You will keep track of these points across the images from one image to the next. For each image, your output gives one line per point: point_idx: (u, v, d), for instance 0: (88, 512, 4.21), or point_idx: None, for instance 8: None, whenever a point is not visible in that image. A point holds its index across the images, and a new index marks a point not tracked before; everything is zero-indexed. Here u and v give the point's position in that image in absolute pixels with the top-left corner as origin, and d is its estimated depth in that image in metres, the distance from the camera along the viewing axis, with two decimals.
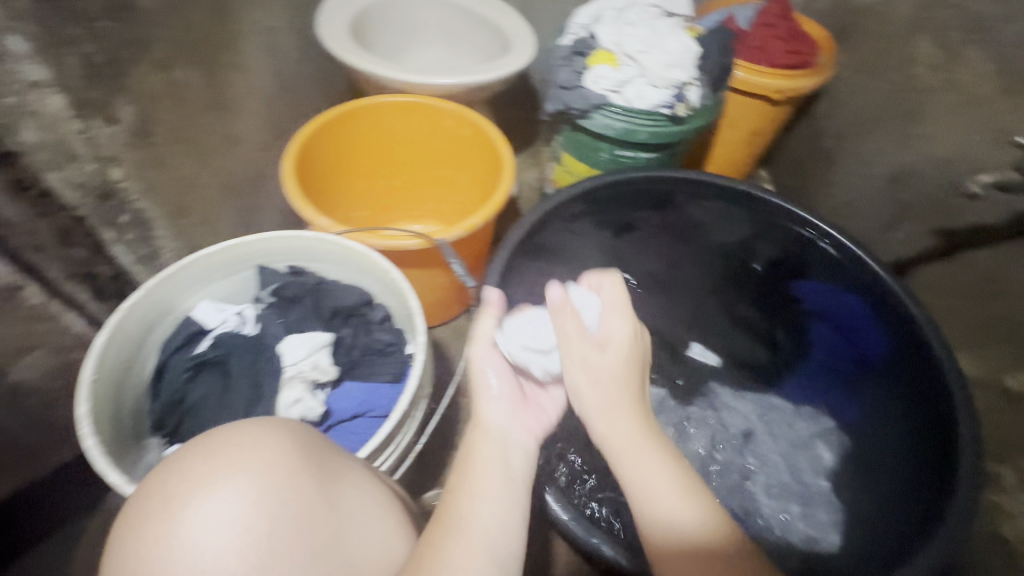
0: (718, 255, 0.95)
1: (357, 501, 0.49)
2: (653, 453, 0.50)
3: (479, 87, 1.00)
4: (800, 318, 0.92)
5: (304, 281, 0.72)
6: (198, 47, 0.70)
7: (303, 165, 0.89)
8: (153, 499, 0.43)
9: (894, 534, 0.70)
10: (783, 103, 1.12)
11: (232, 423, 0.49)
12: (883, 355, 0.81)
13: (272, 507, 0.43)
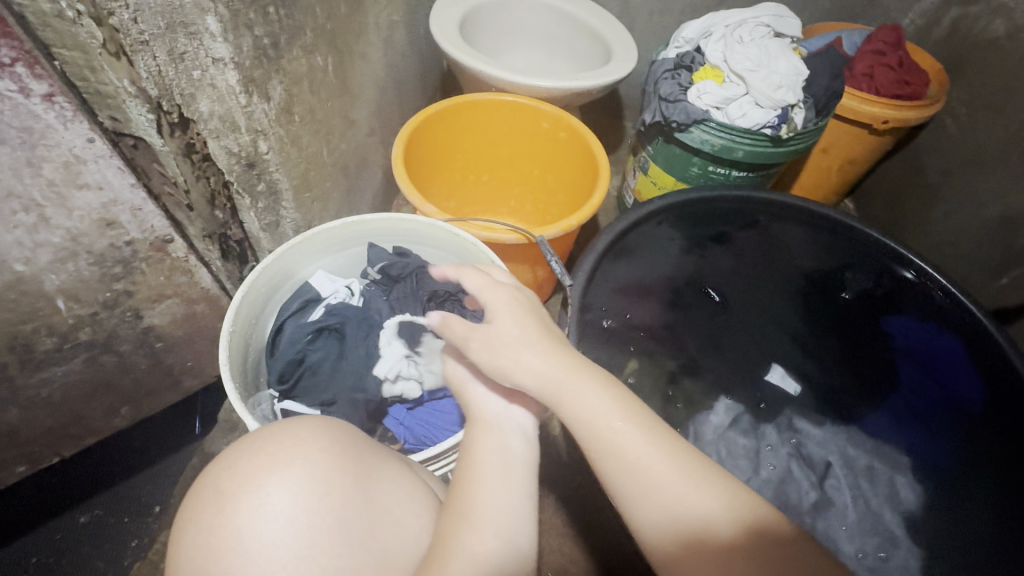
0: (802, 280, 0.94)
1: (393, 496, 0.51)
2: (607, 406, 0.51)
3: (579, 92, 1.02)
4: (890, 355, 0.89)
5: (410, 262, 0.76)
6: (334, 36, 0.79)
7: (410, 152, 0.94)
8: (207, 492, 0.46)
9: None
10: (887, 133, 1.09)
11: (280, 420, 0.51)
12: (974, 400, 0.79)
13: (317, 504, 0.45)
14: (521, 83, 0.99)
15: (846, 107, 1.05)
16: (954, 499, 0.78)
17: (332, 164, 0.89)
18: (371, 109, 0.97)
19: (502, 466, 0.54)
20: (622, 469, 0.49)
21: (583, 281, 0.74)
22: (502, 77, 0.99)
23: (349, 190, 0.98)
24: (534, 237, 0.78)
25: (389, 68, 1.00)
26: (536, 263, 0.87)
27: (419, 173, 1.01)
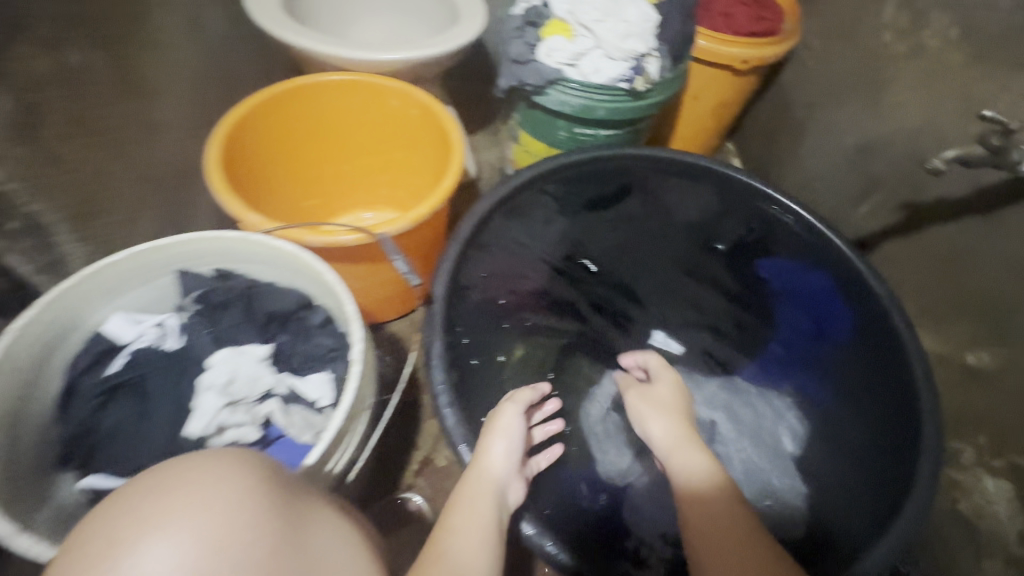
0: (681, 234, 0.94)
1: (329, 546, 0.42)
2: (696, 447, 0.66)
3: (422, 62, 0.92)
4: (766, 299, 0.90)
5: (233, 286, 0.67)
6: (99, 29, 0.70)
7: (233, 152, 0.82)
8: (95, 541, 0.37)
9: (863, 512, 0.70)
10: (749, 73, 1.07)
11: (195, 453, 0.42)
12: (847, 333, 0.80)
13: (229, 552, 0.36)
14: (354, 58, 0.89)
15: (705, 50, 1.02)
16: (833, 432, 0.81)
17: None
18: (180, 110, 0.84)
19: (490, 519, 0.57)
20: (690, 493, 0.61)
21: (443, 287, 0.75)
22: (333, 54, 0.88)
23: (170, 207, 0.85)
24: (380, 235, 0.70)
25: (198, 58, 0.86)
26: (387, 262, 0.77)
27: (251, 174, 0.88)
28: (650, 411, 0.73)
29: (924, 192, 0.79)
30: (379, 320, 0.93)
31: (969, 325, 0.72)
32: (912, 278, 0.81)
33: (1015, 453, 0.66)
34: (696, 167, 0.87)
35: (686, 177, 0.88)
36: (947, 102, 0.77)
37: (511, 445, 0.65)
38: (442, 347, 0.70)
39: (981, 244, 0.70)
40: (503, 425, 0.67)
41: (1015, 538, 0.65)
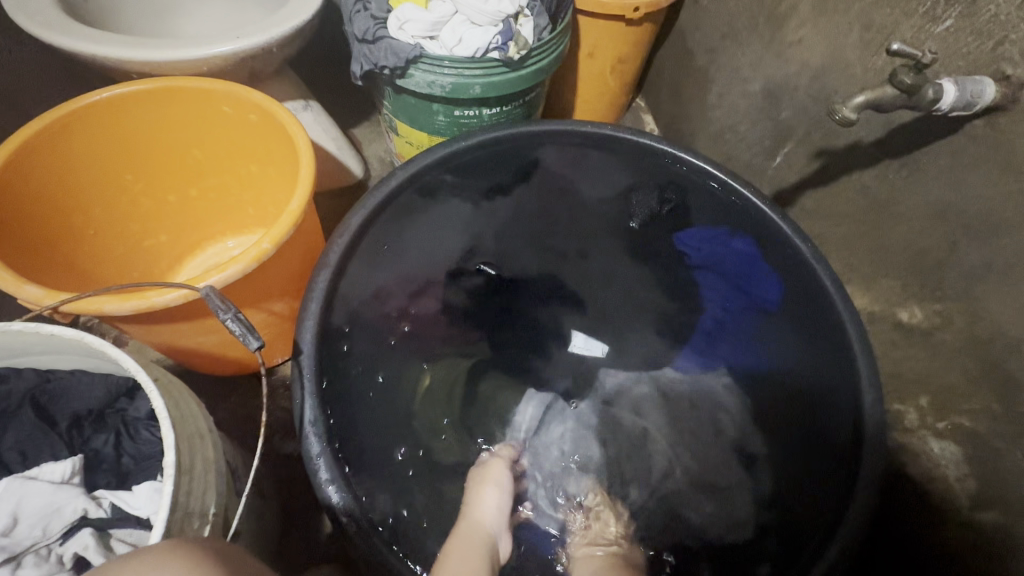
0: (593, 214, 0.84)
1: None
2: None
3: (251, 54, 0.75)
4: (688, 276, 0.82)
5: (11, 390, 0.50)
6: None
7: (8, 203, 0.64)
8: None
9: (812, 493, 0.65)
10: (643, 22, 0.96)
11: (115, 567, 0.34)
12: (777, 303, 0.74)
13: None
14: (160, 59, 0.71)
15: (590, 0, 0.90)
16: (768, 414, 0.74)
17: None
18: None
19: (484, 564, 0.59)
20: None
21: (311, 333, 0.61)
22: (128, 57, 0.70)
23: None
24: (201, 289, 0.54)
25: None
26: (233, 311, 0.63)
27: (50, 224, 0.70)
28: (590, 559, 0.67)
29: (838, 137, 0.72)
30: (267, 364, 0.81)
31: (899, 279, 0.66)
32: (835, 231, 0.75)
33: (958, 413, 0.60)
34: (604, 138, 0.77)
35: (596, 152, 0.79)
36: (848, 33, 0.68)
37: (504, 492, 0.69)
38: (315, 408, 0.58)
39: (904, 190, 0.63)
40: (493, 475, 0.70)
41: (966, 501, 0.60)
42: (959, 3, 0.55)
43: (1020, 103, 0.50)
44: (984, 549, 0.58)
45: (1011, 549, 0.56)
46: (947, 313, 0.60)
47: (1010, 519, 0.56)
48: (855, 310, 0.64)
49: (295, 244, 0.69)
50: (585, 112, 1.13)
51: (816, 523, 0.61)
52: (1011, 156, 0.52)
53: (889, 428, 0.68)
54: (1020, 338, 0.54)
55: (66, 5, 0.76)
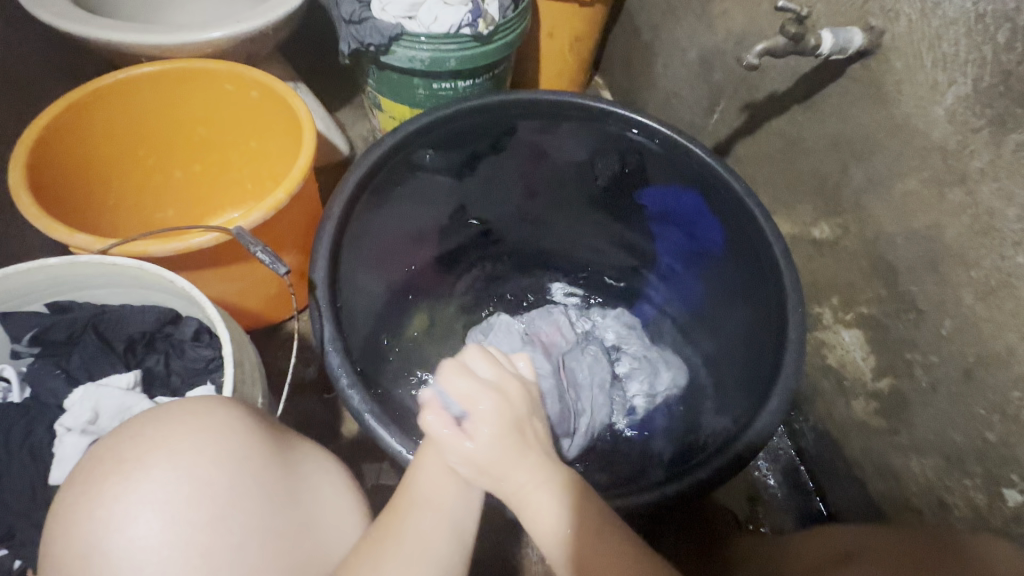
0: (565, 174, 0.92)
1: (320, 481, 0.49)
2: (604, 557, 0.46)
3: (249, 37, 0.84)
4: (647, 224, 0.92)
5: (75, 317, 0.59)
6: None
7: (42, 172, 0.71)
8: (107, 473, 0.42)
9: (740, 405, 0.73)
10: (594, 3, 1.08)
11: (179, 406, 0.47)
12: (720, 245, 0.83)
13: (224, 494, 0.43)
14: (169, 44, 0.80)
15: None
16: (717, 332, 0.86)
17: None
18: None
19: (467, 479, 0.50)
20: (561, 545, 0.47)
21: (325, 272, 0.69)
22: (136, 41, 0.78)
23: None
24: (233, 230, 0.64)
25: None
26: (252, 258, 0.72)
27: (78, 193, 0.79)
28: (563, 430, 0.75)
29: (758, 91, 0.85)
30: (276, 320, 0.88)
31: (810, 203, 0.80)
32: (762, 171, 0.88)
33: (859, 303, 0.75)
34: (566, 106, 0.84)
35: (565, 123, 0.86)
36: (760, 2, 0.82)
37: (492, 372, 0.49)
38: (332, 329, 0.67)
39: (810, 128, 0.77)
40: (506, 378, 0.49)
41: (869, 374, 0.75)
42: None
43: (880, 48, 0.65)
44: (883, 411, 0.74)
45: (900, 404, 0.72)
46: (846, 224, 0.75)
47: (899, 380, 0.71)
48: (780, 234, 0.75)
49: (301, 204, 0.77)
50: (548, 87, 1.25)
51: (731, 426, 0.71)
52: (880, 90, 0.66)
53: (812, 328, 0.82)
54: (893, 234, 0.68)
55: None
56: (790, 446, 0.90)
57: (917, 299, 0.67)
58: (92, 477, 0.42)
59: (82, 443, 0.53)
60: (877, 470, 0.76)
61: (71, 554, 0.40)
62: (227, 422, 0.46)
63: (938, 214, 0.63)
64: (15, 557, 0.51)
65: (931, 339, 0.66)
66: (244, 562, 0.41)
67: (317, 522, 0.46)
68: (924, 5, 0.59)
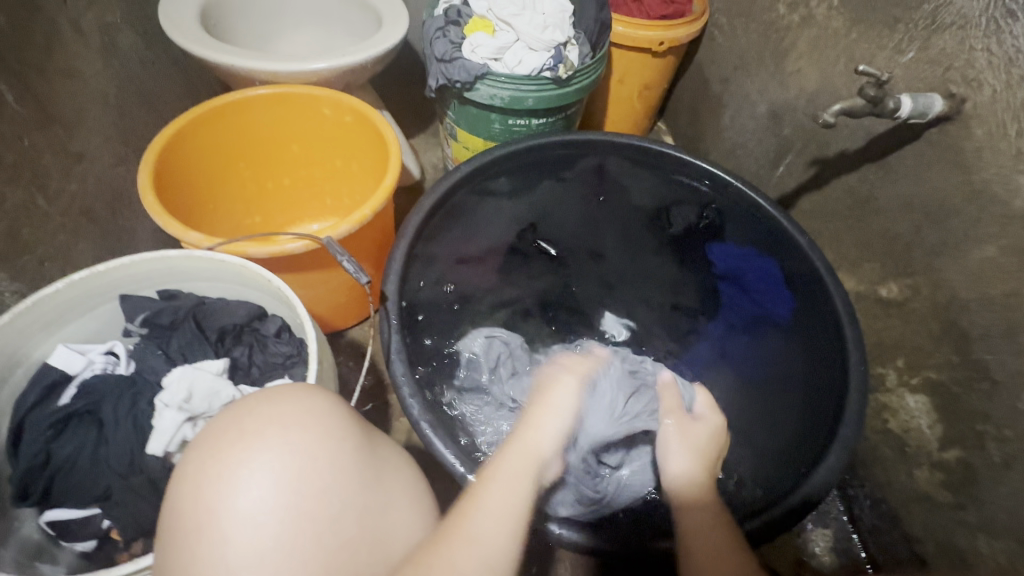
0: (631, 216, 0.95)
1: (397, 483, 0.46)
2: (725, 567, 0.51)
3: (352, 69, 0.93)
4: (712, 279, 0.92)
5: (180, 305, 0.66)
6: (25, 55, 0.69)
7: (162, 174, 0.80)
8: (218, 446, 0.40)
9: (797, 460, 0.71)
10: (666, 54, 1.13)
11: (283, 387, 0.45)
12: (788, 316, 0.82)
13: (325, 482, 0.40)
14: (282, 70, 0.89)
15: (623, 35, 1.08)
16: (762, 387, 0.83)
17: (61, 214, 0.75)
18: (101, 136, 0.82)
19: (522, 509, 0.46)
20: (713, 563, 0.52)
21: (396, 285, 0.73)
22: (254, 66, 0.88)
23: (106, 236, 0.84)
24: (323, 239, 0.69)
25: (116, 82, 0.85)
26: (330, 265, 0.77)
27: (187, 192, 0.87)
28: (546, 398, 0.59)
29: (828, 147, 0.86)
30: (339, 328, 0.93)
31: (879, 261, 0.79)
32: (828, 225, 0.88)
33: (927, 368, 0.72)
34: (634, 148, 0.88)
35: (629, 158, 0.89)
36: (835, 63, 0.83)
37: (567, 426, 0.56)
38: (399, 340, 0.70)
39: (882, 188, 0.77)
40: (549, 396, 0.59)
41: (936, 444, 0.72)
42: (918, 39, 0.70)
43: (961, 115, 0.66)
44: (949, 483, 0.71)
45: (969, 479, 0.68)
46: (917, 285, 0.74)
47: (969, 453, 0.68)
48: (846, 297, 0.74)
49: (379, 220, 0.82)
50: (612, 130, 1.29)
51: (790, 477, 0.69)
52: (959, 156, 0.66)
53: (873, 389, 0.80)
54: (968, 299, 0.67)
55: (204, 22, 0.95)
56: (841, 511, 0.85)
57: (992, 369, 0.65)
58: (213, 444, 0.41)
59: (178, 418, 0.58)
60: (939, 548, 0.72)
61: (193, 514, 0.38)
62: (326, 408, 0.44)
63: (1019, 282, 0.62)
64: (105, 517, 0.57)
65: (1006, 412, 0.64)
66: (345, 539, 0.40)
67: (402, 516, 0.44)
68: (1010, 77, 0.61)
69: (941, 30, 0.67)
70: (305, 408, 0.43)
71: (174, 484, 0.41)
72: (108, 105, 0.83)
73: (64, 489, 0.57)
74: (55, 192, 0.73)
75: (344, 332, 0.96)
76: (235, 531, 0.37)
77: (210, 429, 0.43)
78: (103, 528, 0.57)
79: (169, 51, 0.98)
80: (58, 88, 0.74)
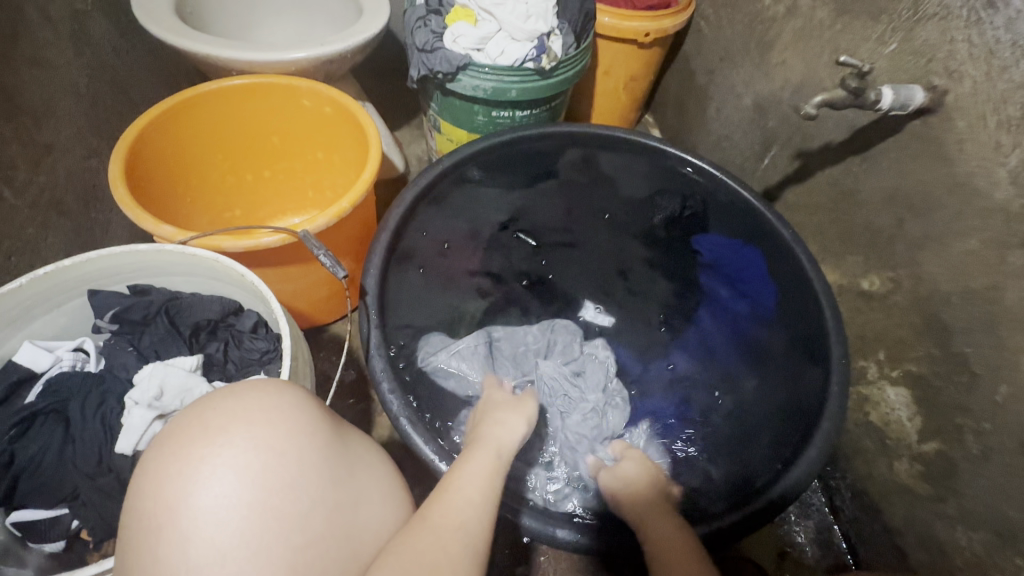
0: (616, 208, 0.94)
1: (369, 478, 0.45)
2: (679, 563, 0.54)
3: (332, 59, 0.91)
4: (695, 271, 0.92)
5: (152, 300, 0.64)
6: None
7: (135, 166, 0.78)
8: (182, 443, 0.39)
9: (779, 452, 0.71)
10: (652, 45, 1.12)
11: (250, 382, 0.44)
12: (772, 308, 0.82)
13: (293, 478, 0.39)
14: (260, 60, 0.87)
15: (609, 25, 1.07)
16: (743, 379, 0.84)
17: (29, 207, 0.73)
18: (71, 127, 0.80)
19: (493, 495, 0.48)
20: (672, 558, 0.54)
21: (375, 280, 0.71)
22: (229, 56, 0.86)
23: (78, 231, 0.82)
24: (299, 232, 0.67)
25: (87, 71, 0.83)
26: (308, 258, 0.75)
27: (162, 184, 0.85)
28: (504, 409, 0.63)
29: (812, 139, 0.86)
30: (321, 323, 0.92)
31: (861, 254, 0.79)
32: (812, 218, 0.88)
33: (908, 360, 0.73)
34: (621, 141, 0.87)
35: (614, 151, 0.89)
36: (820, 55, 0.83)
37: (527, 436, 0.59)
38: (379, 335, 0.69)
39: (865, 180, 0.77)
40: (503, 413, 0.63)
41: (916, 436, 0.72)
42: (901, 30, 0.70)
43: (942, 107, 0.65)
44: (928, 475, 0.71)
45: (947, 471, 0.69)
46: (898, 278, 0.74)
47: (947, 445, 0.68)
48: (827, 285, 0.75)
49: (359, 213, 0.81)
50: (599, 122, 1.28)
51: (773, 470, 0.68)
52: (941, 148, 0.66)
53: (855, 382, 0.80)
54: (948, 292, 0.67)
55: (179, 11, 0.92)
56: (823, 503, 0.86)
57: (971, 362, 0.65)
58: (176, 441, 0.40)
59: (148, 416, 0.56)
60: (918, 538, 0.73)
61: (154, 513, 0.37)
62: (296, 404, 0.43)
63: (998, 275, 0.62)
64: (74, 517, 0.56)
65: (984, 405, 0.64)
66: (314, 537, 0.39)
67: (375, 512, 0.44)
68: (991, 68, 0.60)
69: (924, 21, 0.67)
70: (272, 403, 0.42)
71: (135, 484, 0.40)
72: (78, 95, 0.81)
73: (30, 489, 0.55)
74: (22, 185, 0.71)
75: (326, 327, 0.95)
76: (198, 531, 0.36)
77: (174, 425, 0.42)
78: (71, 528, 0.56)
79: (143, 39, 0.96)
80: (24, 78, 0.72)
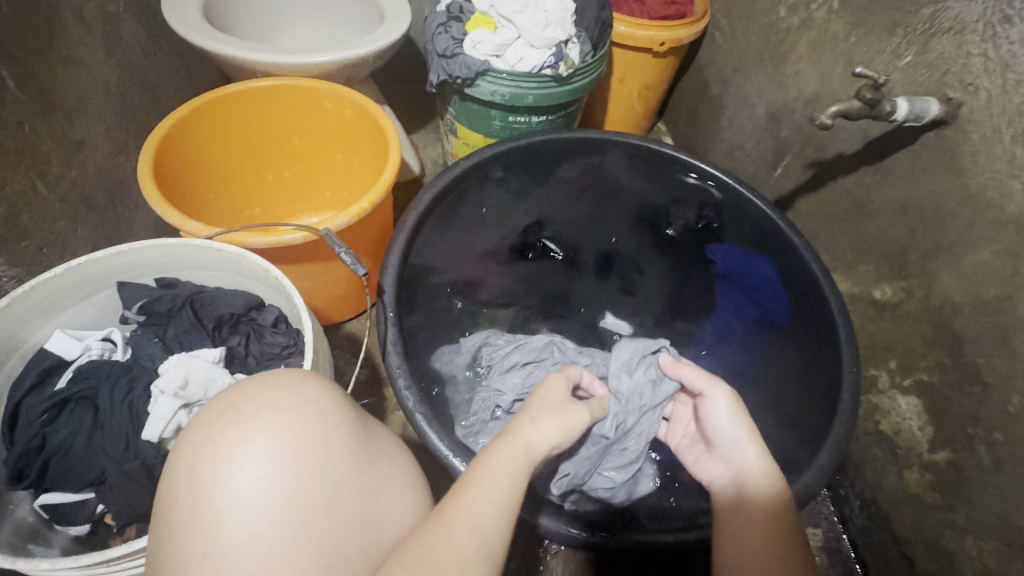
0: (630, 213, 0.95)
1: (391, 469, 0.46)
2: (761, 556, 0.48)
3: (353, 63, 0.93)
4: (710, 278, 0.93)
5: (179, 292, 0.66)
6: (27, 41, 0.69)
7: (161, 161, 0.80)
8: (215, 427, 0.41)
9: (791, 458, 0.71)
10: (667, 54, 1.13)
11: (281, 374, 0.45)
12: (784, 315, 0.83)
13: (317, 466, 0.40)
14: (284, 62, 0.89)
15: (625, 34, 1.08)
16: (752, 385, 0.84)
17: (60, 201, 0.75)
18: (101, 124, 0.82)
19: (512, 499, 0.46)
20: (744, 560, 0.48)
21: (393, 279, 0.73)
22: (255, 58, 0.88)
23: (104, 225, 0.84)
24: (322, 230, 0.69)
25: (118, 71, 0.86)
26: (327, 257, 0.77)
27: (186, 182, 0.87)
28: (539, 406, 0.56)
29: (826, 149, 0.86)
30: (336, 321, 0.93)
31: (874, 264, 0.79)
32: (823, 227, 0.88)
33: (919, 370, 0.73)
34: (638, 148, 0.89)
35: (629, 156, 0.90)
36: (834, 67, 0.84)
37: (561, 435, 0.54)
38: (396, 332, 0.70)
39: (878, 191, 0.78)
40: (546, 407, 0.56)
41: (926, 446, 0.73)
42: (916, 43, 0.71)
43: (957, 119, 0.66)
44: (938, 484, 0.71)
45: (957, 480, 0.69)
46: (910, 288, 0.74)
47: (958, 455, 0.69)
48: (840, 295, 0.75)
49: (378, 213, 0.82)
50: (612, 129, 1.29)
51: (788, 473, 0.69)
52: (955, 160, 0.67)
53: (865, 390, 0.81)
54: (961, 302, 0.68)
55: (207, 15, 0.95)
56: (832, 511, 0.86)
57: (983, 372, 0.65)
58: (210, 425, 0.41)
59: (174, 405, 0.57)
60: (927, 549, 0.73)
61: (187, 494, 0.39)
62: (320, 393, 0.45)
63: (1011, 287, 0.62)
64: (99, 502, 0.58)
65: (996, 415, 0.64)
66: (337, 524, 0.40)
67: (396, 503, 0.45)
68: (1006, 81, 0.61)
69: (938, 34, 0.68)
70: (300, 395, 0.43)
71: (169, 469, 0.41)
72: (108, 93, 0.83)
73: (58, 474, 0.57)
74: (55, 179, 0.74)
75: (341, 325, 0.96)
76: (228, 512, 0.38)
77: (206, 412, 0.43)
78: (96, 513, 0.58)
79: (171, 41, 0.98)
80: (59, 76, 0.74)
